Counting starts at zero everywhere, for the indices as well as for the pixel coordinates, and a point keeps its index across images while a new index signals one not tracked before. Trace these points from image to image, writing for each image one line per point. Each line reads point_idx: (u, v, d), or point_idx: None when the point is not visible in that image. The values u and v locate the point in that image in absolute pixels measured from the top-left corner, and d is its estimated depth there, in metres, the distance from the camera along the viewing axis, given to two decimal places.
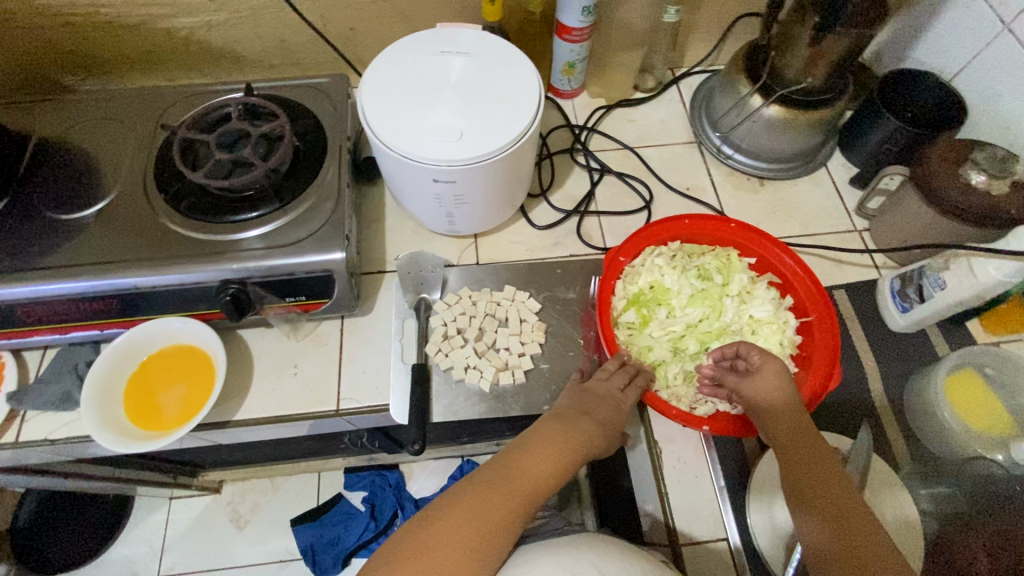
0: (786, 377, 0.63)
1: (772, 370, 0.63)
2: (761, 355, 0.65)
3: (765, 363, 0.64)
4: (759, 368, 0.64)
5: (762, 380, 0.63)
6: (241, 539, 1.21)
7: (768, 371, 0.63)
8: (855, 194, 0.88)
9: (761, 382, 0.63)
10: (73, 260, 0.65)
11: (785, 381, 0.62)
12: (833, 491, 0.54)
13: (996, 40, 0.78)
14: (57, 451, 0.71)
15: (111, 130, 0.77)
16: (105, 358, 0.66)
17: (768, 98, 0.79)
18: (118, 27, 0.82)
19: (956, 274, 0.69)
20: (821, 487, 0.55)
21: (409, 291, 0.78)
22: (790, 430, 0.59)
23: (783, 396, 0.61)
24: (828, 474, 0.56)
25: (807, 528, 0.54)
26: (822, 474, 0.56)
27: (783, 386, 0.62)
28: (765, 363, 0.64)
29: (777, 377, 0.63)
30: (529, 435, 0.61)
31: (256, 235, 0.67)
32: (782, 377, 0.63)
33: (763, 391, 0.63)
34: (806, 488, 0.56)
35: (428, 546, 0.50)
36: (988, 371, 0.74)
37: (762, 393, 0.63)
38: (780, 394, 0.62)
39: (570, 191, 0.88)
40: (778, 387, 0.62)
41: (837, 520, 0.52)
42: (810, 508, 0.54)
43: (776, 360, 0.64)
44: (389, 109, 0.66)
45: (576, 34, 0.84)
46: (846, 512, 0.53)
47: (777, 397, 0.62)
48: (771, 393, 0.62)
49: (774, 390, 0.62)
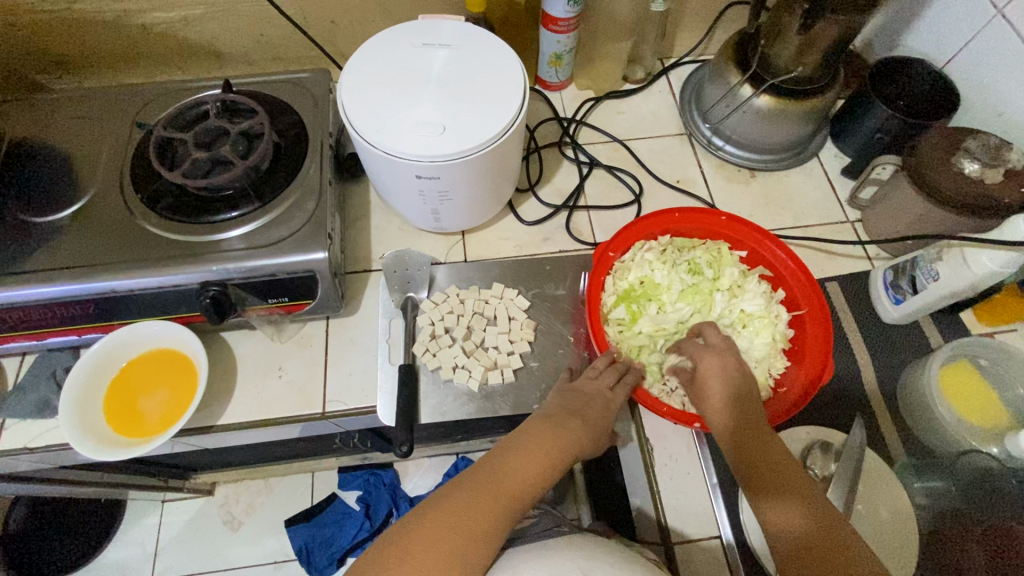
0: (727, 374, 0.64)
1: (711, 367, 0.65)
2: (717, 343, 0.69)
3: (703, 360, 0.66)
4: (698, 364, 0.67)
5: (702, 378, 0.65)
6: (235, 541, 1.20)
7: (707, 367, 0.66)
8: (848, 184, 0.87)
9: (701, 379, 0.65)
10: (48, 263, 0.63)
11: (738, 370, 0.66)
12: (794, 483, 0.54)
13: (988, 26, 0.76)
14: (38, 459, 0.69)
15: (86, 128, 0.75)
16: (84, 364, 0.65)
17: (758, 88, 0.78)
18: (92, 23, 0.80)
19: (949, 265, 0.68)
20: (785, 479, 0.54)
21: (396, 290, 0.76)
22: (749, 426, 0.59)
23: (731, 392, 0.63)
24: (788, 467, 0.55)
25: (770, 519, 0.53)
26: (781, 466, 0.55)
27: (725, 385, 0.63)
28: (706, 360, 0.66)
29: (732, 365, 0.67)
30: (518, 438, 0.60)
31: (237, 236, 0.66)
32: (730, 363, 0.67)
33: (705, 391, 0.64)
34: (769, 481, 0.54)
35: (411, 550, 0.48)
36: (982, 362, 0.73)
37: (705, 393, 0.64)
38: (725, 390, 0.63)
39: (558, 185, 0.87)
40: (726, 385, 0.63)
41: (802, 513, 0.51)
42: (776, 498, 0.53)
43: (715, 355, 0.66)
44: (370, 105, 0.64)
45: (562, 24, 0.82)
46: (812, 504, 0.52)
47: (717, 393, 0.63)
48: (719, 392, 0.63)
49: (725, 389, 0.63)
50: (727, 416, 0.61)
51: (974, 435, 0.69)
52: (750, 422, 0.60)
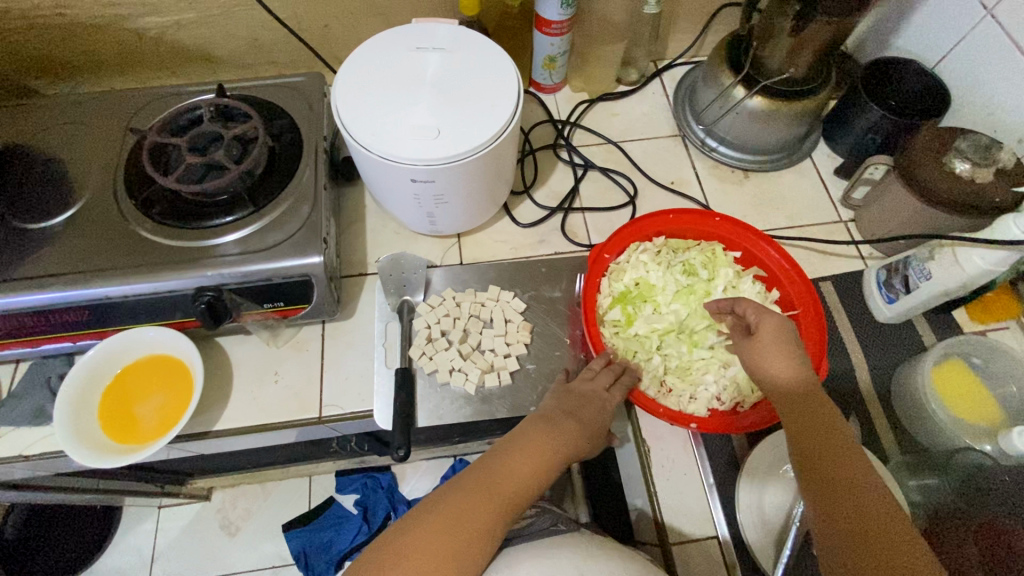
0: (790, 338, 0.59)
1: (771, 328, 0.59)
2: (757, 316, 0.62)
3: (762, 322, 0.60)
4: (756, 327, 0.61)
5: (762, 341, 0.59)
6: (232, 546, 1.20)
7: (766, 328, 0.60)
8: (841, 184, 0.87)
9: (762, 341, 0.59)
10: (42, 270, 0.63)
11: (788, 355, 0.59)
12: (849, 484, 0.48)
13: (978, 27, 0.77)
14: (33, 467, 0.69)
15: (79, 134, 0.75)
16: (79, 371, 0.64)
17: (751, 90, 0.78)
18: (84, 29, 0.79)
19: (941, 265, 0.68)
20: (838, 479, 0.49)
21: (391, 293, 0.76)
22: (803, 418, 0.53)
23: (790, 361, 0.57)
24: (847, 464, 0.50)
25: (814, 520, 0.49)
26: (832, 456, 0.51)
27: (788, 350, 0.58)
28: (765, 320, 0.60)
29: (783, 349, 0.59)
30: (514, 439, 0.60)
31: (232, 241, 0.66)
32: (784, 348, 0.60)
33: (766, 358, 0.58)
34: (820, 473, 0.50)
35: (407, 552, 0.48)
36: (975, 360, 0.74)
37: (765, 360, 0.58)
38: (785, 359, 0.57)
39: (553, 187, 0.87)
40: (787, 359, 0.57)
41: (855, 519, 0.46)
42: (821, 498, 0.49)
43: (775, 317, 0.60)
44: (364, 109, 0.64)
45: (556, 27, 0.83)
46: (867, 509, 0.46)
47: (780, 359, 0.57)
48: (777, 363, 0.57)
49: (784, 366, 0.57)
50: (783, 406, 0.56)
51: (969, 433, 0.70)
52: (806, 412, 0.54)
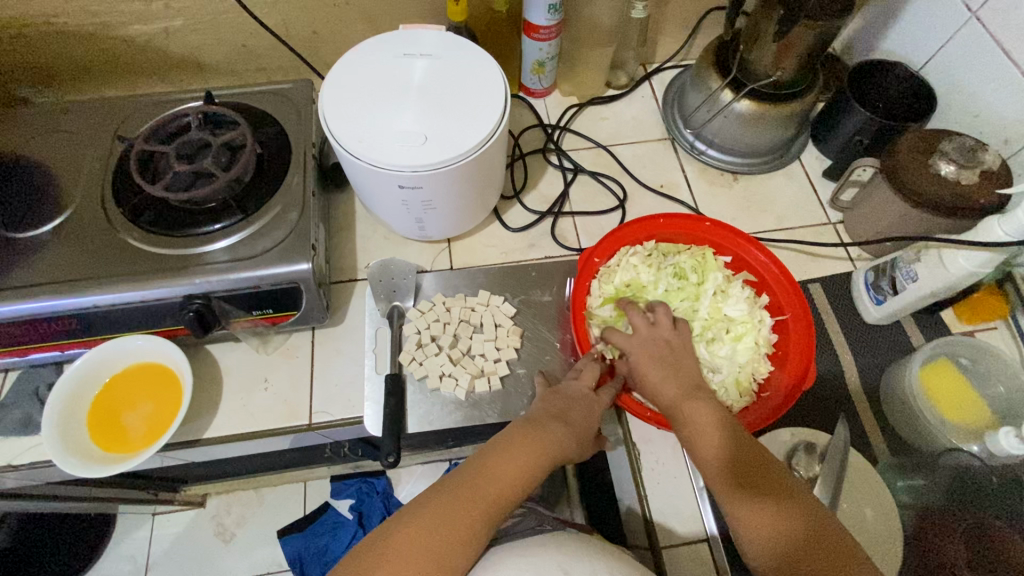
0: (659, 360, 0.64)
1: (641, 357, 0.64)
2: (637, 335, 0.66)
3: (632, 354, 0.65)
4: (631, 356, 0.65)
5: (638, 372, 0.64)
6: (227, 552, 1.19)
7: (640, 359, 0.64)
8: (829, 186, 0.88)
9: (636, 371, 0.64)
10: (29, 279, 0.63)
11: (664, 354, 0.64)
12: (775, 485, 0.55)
13: (963, 29, 0.77)
14: (23, 476, 0.69)
15: (67, 143, 0.75)
16: (67, 380, 0.64)
17: (738, 93, 0.79)
18: (73, 38, 0.79)
19: (927, 266, 0.69)
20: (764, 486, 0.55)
21: (381, 299, 0.76)
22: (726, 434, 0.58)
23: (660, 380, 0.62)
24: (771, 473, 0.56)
25: (750, 528, 0.53)
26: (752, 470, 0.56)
27: (658, 373, 0.63)
28: (634, 351, 0.65)
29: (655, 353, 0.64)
30: (501, 441, 0.60)
31: (220, 248, 0.66)
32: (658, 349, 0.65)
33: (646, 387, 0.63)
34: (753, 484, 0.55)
35: (388, 556, 0.49)
36: (963, 361, 0.74)
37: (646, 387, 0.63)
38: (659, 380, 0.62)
39: (543, 192, 0.87)
40: (663, 379, 0.62)
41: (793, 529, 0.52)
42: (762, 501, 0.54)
43: (640, 344, 0.65)
44: (352, 116, 0.64)
45: (544, 32, 0.83)
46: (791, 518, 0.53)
47: (655, 385, 0.62)
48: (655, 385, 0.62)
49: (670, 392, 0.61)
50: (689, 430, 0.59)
51: (957, 434, 0.70)
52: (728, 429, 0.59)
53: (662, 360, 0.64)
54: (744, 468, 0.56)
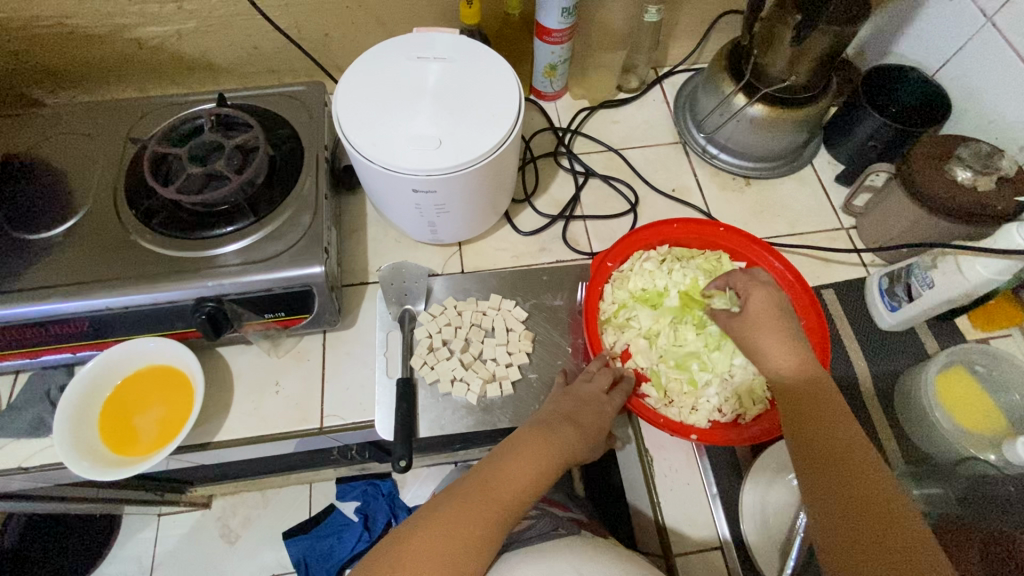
0: (779, 309, 0.60)
1: (761, 299, 0.61)
2: (745, 288, 0.63)
3: (751, 296, 0.61)
4: (745, 299, 0.62)
5: (752, 312, 0.61)
6: (232, 554, 1.19)
7: (755, 301, 0.61)
8: (842, 191, 0.87)
9: (749, 313, 0.61)
10: (42, 281, 0.63)
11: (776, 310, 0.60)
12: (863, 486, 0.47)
13: (979, 34, 0.77)
14: (33, 478, 0.68)
15: (79, 144, 0.75)
16: (78, 381, 0.64)
17: (751, 97, 0.79)
18: (86, 39, 0.79)
19: (943, 273, 0.68)
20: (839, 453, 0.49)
21: (392, 302, 0.76)
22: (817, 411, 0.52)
23: (781, 328, 0.58)
24: (869, 477, 0.47)
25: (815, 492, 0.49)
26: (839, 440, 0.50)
27: (781, 319, 0.59)
28: (752, 292, 0.62)
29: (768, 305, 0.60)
30: (510, 442, 0.60)
31: (232, 251, 0.65)
32: (772, 307, 0.60)
33: (755, 333, 0.59)
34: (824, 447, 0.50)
35: (403, 560, 0.48)
36: (978, 368, 0.73)
37: (754, 330, 0.59)
38: (777, 327, 0.59)
39: (555, 195, 0.87)
40: (779, 330, 0.58)
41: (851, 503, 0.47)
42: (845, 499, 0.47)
43: (764, 290, 0.62)
44: (366, 119, 0.64)
45: (556, 35, 0.83)
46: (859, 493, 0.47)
47: (767, 333, 0.58)
48: (763, 334, 0.59)
49: (785, 346, 0.57)
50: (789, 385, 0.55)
51: (974, 443, 0.69)
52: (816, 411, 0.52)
53: (780, 315, 0.60)
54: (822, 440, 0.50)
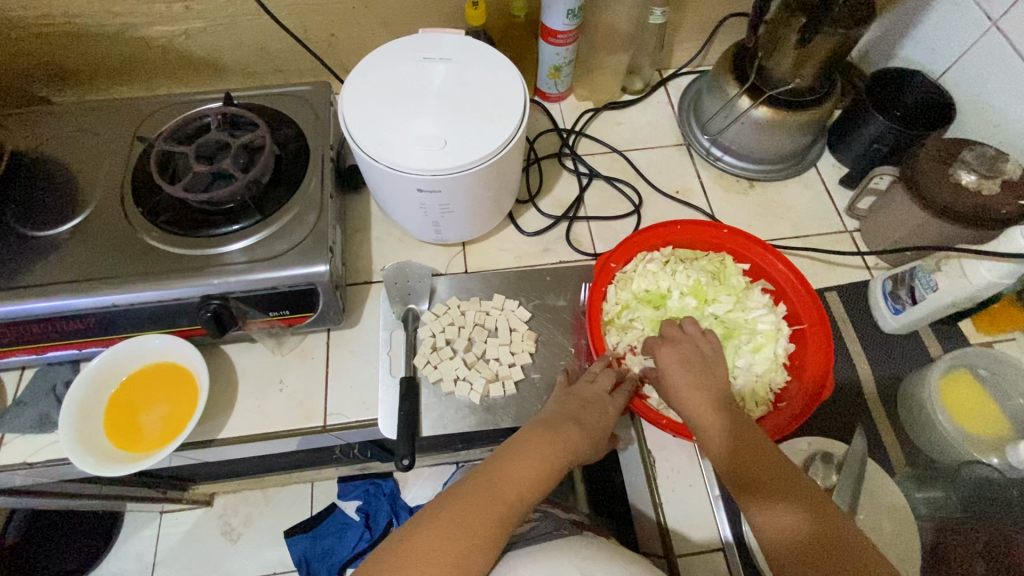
0: (689, 365, 0.63)
1: (672, 358, 0.64)
2: (655, 347, 0.66)
3: (661, 355, 0.64)
4: (659, 358, 0.65)
5: (668, 374, 0.63)
6: (234, 552, 1.19)
7: (668, 361, 0.64)
8: (845, 194, 0.87)
9: (664, 374, 0.63)
10: (49, 277, 0.63)
11: (685, 369, 0.62)
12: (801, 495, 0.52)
13: (983, 38, 0.77)
14: (38, 474, 0.69)
15: (86, 142, 0.75)
16: (84, 378, 0.64)
17: (755, 100, 0.79)
18: (95, 38, 0.80)
19: (948, 276, 0.68)
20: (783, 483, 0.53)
21: (396, 301, 0.76)
22: (751, 439, 0.57)
23: (696, 387, 0.61)
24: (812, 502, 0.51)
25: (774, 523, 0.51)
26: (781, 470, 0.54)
27: (692, 379, 0.61)
28: (663, 351, 0.65)
29: (678, 363, 0.63)
30: (515, 442, 0.60)
31: (238, 249, 0.66)
32: (683, 367, 0.63)
33: (676, 394, 0.62)
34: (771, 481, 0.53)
35: (408, 560, 0.48)
36: (982, 372, 0.73)
37: (674, 392, 0.62)
38: (693, 386, 0.61)
39: (559, 196, 0.87)
40: (692, 387, 0.61)
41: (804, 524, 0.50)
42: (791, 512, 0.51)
43: (670, 346, 0.65)
44: (372, 119, 0.64)
45: (561, 37, 0.83)
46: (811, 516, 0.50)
47: (682, 392, 0.61)
48: (685, 396, 0.61)
49: (698, 402, 0.60)
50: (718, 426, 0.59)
51: (976, 446, 0.69)
52: (741, 434, 0.57)
53: (690, 368, 0.63)
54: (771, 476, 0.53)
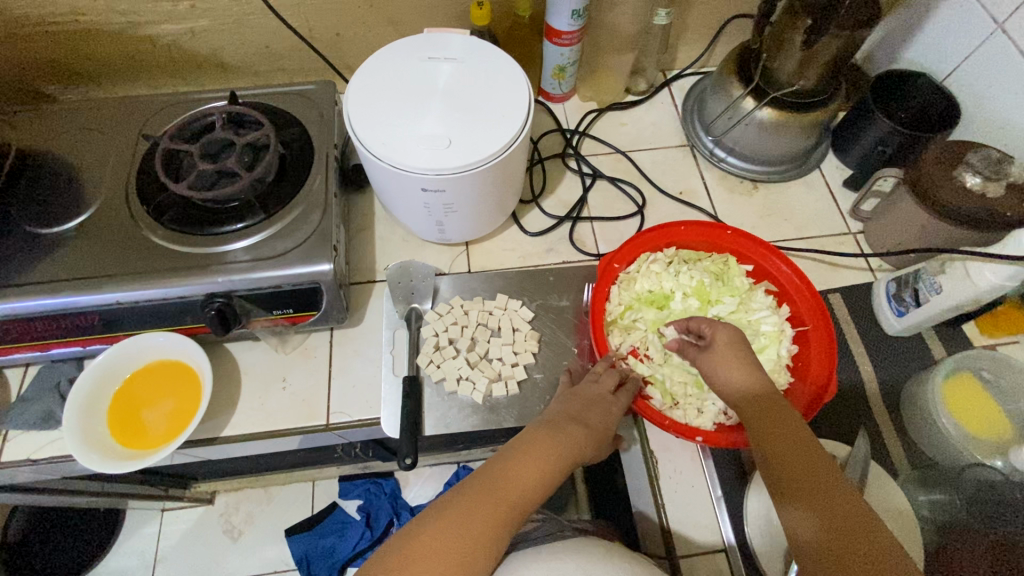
0: (744, 348, 0.62)
1: (726, 337, 0.63)
2: (710, 326, 0.65)
3: (716, 333, 0.63)
4: (712, 337, 0.64)
5: (719, 352, 0.62)
6: (235, 550, 1.19)
7: (722, 340, 0.63)
8: (849, 196, 0.87)
9: (714, 350, 0.63)
10: (54, 274, 0.63)
11: (739, 350, 0.62)
12: (823, 490, 0.50)
13: (988, 41, 0.77)
14: (41, 470, 0.69)
15: (92, 140, 0.75)
16: (88, 374, 0.65)
17: (760, 101, 0.79)
18: (100, 36, 0.80)
19: (951, 279, 0.68)
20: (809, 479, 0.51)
21: (399, 300, 0.76)
22: (781, 429, 0.54)
23: (748, 367, 0.60)
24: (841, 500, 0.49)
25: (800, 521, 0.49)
26: (809, 464, 0.51)
27: (745, 360, 0.60)
28: (718, 331, 0.64)
29: (731, 344, 0.62)
30: (518, 442, 0.60)
31: (242, 248, 0.66)
32: (736, 348, 0.62)
33: (723, 371, 0.61)
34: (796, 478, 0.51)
35: (412, 559, 0.48)
36: (985, 375, 0.73)
37: (722, 369, 0.61)
38: (745, 366, 0.60)
39: (562, 196, 0.87)
40: (744, 369, 0.60)
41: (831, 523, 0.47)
42: (804, 507, 0.49)
43: (727, 327, 0.64)
44: (377, 118, 0.65)
45: (566, 37, 0.83)
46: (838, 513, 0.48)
47: (733, 367, 0.60)
48: (735, 374, 0.60)
49: (745, 377, 0.59)
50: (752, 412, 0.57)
51: (980, 448, 0.69)
52: (775, 419, 0.55)
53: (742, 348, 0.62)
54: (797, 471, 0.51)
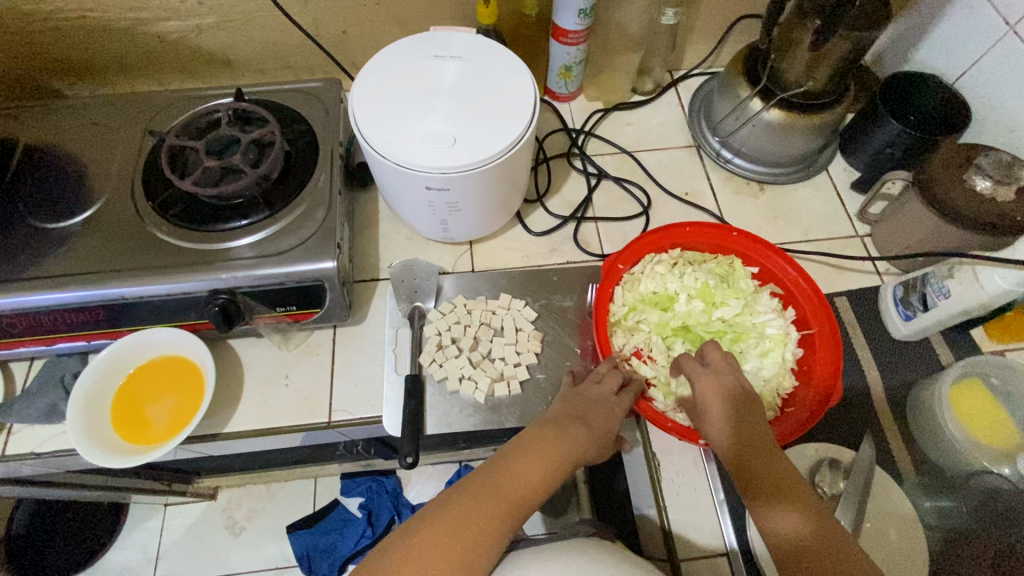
0: (726, 397, 0.59)
1: (707, 389, 0.60)
2: (696, 374, 0.62)
3: (701, 383, 0.61)
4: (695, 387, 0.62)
5: (701, 404, 0.60)
6: (237, 546, 1.20)
7: (703, 391, 0.60)
8: (857, 199, 0.86)
9: (698, 401, 0.61)
10: (59, 269, 0.64)
11: (721, 397, 0.59)
12: (800, 498, 0.51)
13: (1001, 42, 0.76)
14: (45, 464, 0.69)
15: (99, 135, 0.76)
16: (92, 370, 0.65)
17: (768, 102, 0.78)
18: (108, 32, 0.81)
19: (961, 282, 0.68)
20: (788, 489, 0.51)
21: (403, 299, 0.76)
22: (760, 440, 0.55)
23: (724, 413, 0.58)
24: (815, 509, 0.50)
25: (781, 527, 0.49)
26: (785, 472, 0.52)
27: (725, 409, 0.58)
28: (700, 381, 0.61)
29: (714, 393, 0.60)
30: (520, 442, 0.59)
31: (246, 244, 0.66)
32: (720, 397, 0.59)
33: (703, 419, 0.60)
34: (771, 486, 0.52)
35: (412, 555, 0.48)
36: (993, 381, 0.72)
37: (703, 419, 0.60)
38: (719, 414, 0.58)
39: (567, 196, 0.87)
40: (719, 409, 0.59)
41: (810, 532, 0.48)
42: (784, 511, 0.50)
43: (711, 377, 0.61)
44: (383, 117, 0.64)
45: (572, 37, 0.83)
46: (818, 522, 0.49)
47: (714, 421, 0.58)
48: (713, 419, 0.59)
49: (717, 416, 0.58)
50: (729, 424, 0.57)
51: (987, 456, 0.69)
52: (752, 431, 0.56)
53: (725, 398, 0.59)
54: (775, 480, 0.52)
